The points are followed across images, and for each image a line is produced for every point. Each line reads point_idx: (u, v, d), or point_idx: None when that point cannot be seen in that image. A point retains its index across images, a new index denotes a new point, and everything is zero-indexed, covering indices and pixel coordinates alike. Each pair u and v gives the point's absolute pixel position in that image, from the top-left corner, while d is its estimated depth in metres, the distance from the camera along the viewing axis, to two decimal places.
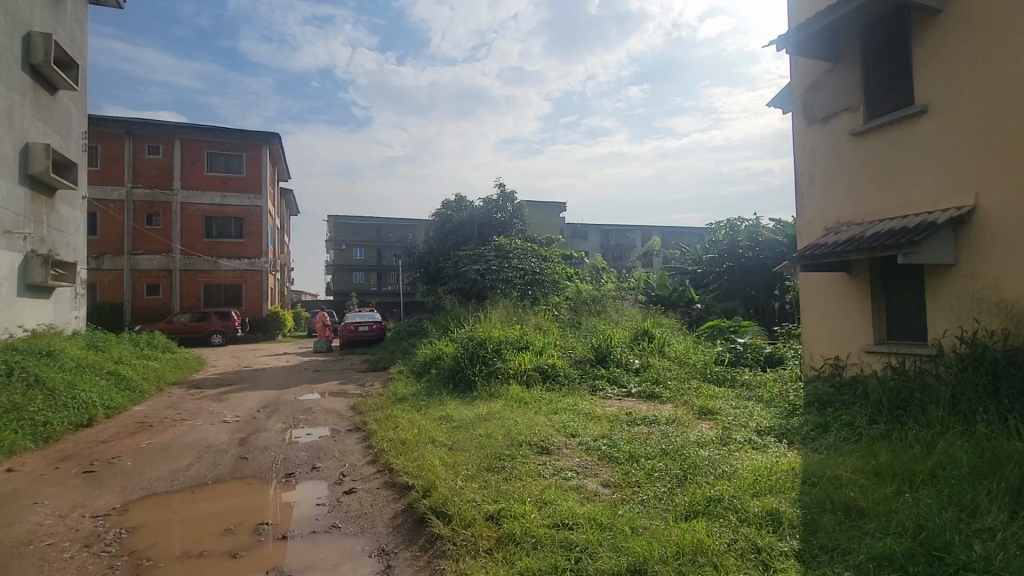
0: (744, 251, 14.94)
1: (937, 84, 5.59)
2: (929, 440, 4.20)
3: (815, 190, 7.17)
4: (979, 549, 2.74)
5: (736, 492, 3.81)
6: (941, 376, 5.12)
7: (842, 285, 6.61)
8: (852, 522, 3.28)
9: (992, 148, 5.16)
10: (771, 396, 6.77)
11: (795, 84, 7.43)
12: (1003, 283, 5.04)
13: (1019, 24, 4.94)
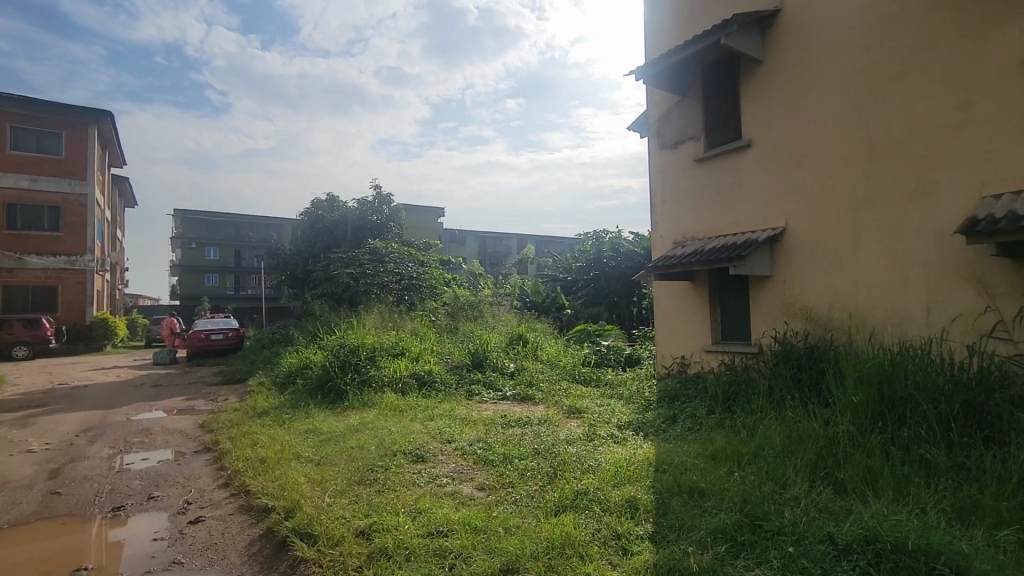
0: (608, 260, 16.21)
1: (760, 123, 6.64)
2: (752, 425, 4.93)
3: (665, 208, 7.99)
4: (788, 515, 3.28)
5: (599, 484, 4.12)
6: (760, 370, 6.04)
7: (687, 292, 7.49)
8: (694, 502, 3.73)
9: (797, 180, 6.26)
10: (629, 393, 7.43)
11: (649, 112, 8.26)
12: (805, 292, 6.13)
13: (817, 82, 6.09)
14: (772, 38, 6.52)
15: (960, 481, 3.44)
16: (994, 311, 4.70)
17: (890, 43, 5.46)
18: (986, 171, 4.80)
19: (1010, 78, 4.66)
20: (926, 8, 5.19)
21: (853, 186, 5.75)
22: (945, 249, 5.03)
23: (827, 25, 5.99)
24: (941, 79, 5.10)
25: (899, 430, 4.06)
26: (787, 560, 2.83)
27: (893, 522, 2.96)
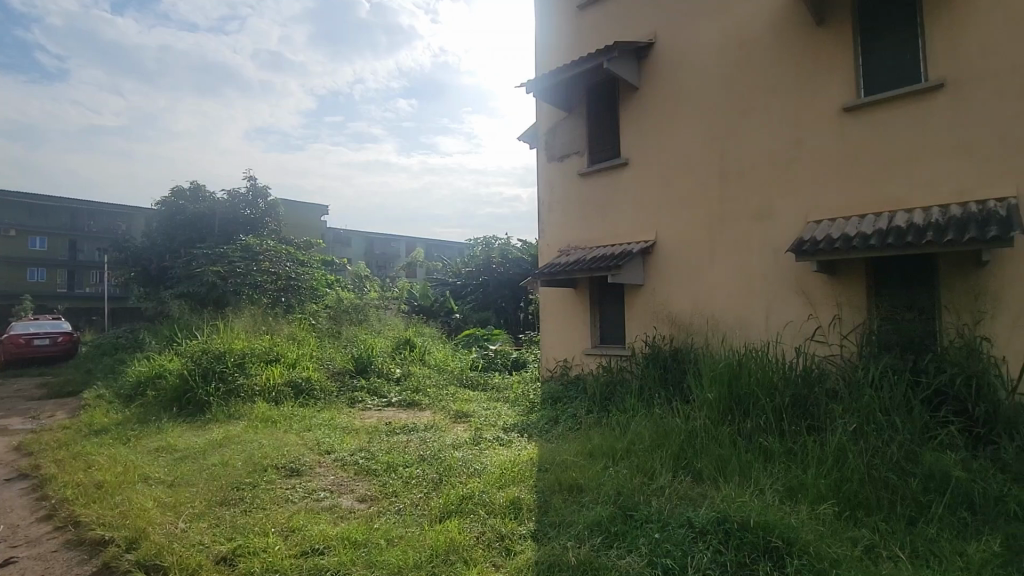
0: (497, 266, 16.49)
1: (637, 144, 7.21)
2: (625, 422, 5.31)
3: (551, 218, 8.28)
4: (655, 504, 3.58)
5: (485, 487, 4.17)
6: (633, 371, 6.53)
7: (570, 298, 7.86)
8: (573, 498, 3.92)
9: (667, 199, 6.89)
10: (515, 396, 7.60)
11: (538, 124, 8.54)
12: (671, 300, 6.76)
13: (683, 110, 6.77)
14: (647, 67, 7.13)
15: (789, 462, 4.01)
16: (816, 318, 5.57)
17: (742, 83, 6.26)
18: (812, 200, 5.69)
19: (830, 122, 5.58)
20: (770, 56, 6.03)
21: (711, 206, 6.47)
22: (781, 264, 5.85)
23: (692, 61, 6.70)
24: (780, 118, 5.95)
25: (744, 421, 4.64)
26: (654, 546, 3.08)
27: (739, 503, 3.36)
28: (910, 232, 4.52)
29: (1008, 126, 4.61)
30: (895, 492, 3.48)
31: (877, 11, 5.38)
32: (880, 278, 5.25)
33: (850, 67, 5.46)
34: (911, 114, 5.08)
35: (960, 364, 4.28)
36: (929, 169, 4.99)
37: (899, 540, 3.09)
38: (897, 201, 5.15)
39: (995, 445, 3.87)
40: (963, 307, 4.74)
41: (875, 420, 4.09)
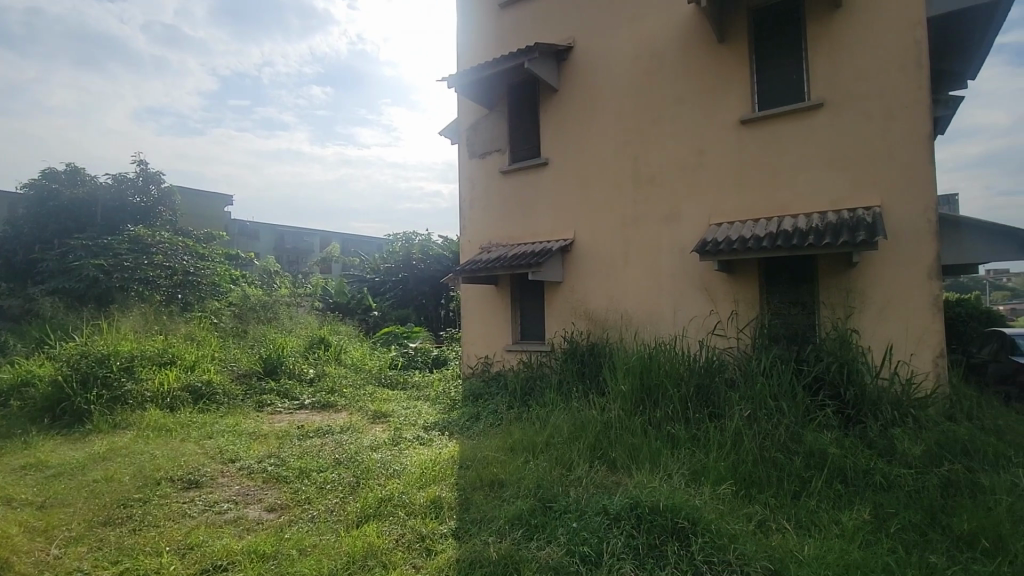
0: (417, 263, 16.18)
1: (556, 144, 7.38)
2: (545, 416, 5.43)
3: (473, 214, 8.26)
4: (573, 494, 3.69)
5: (405, 488, 4.09)
6: (552, 366, 6.69)
7: (491, 295, 7.90)
8: (494, 493, 3.96)
9: (584, 199, 7.12)
10: (436, 394, 7.51)
11: (459, 120, 8.47)
12: (589, 297, 7.00)
13: (600, 114, 7.03)
14: (566, 70, 7.32)
15: (693, 447, 4.31)
16: (717, 313, 6.03)
17: (653, 91, 6.61)
18: (714, 203, 6.14)
19: (729, 132, 6.05)
20: (677, 67, 6.42)
21: (625, 206, 6.78)
22: (687, 263, 6.26)
23: (608, 67, 6.97)
24: (686, 126, 6.35)
25: (654, 410, 4.92)
26: (572, 535, 3.19)
27: (650, 489, 3.55)
28: (796, 235, 5.01)
29: (873, 144, 5.25)
30: (783, 470, 3.86)
31: (769, 33, 5.91)
32: (771, 276, 5.77)
33: (747, 82, 5.94)
34: (797, 128, 5.63)
35: (835, 353, 4.82)
36: (811, 179, 5.56)
37: (786, 513, 3.43)
38: (785, 207, 5.70)
39: (862, 424, 4.40)
40: (838, 302, 5.33)
41: (766, 406, 4.50)
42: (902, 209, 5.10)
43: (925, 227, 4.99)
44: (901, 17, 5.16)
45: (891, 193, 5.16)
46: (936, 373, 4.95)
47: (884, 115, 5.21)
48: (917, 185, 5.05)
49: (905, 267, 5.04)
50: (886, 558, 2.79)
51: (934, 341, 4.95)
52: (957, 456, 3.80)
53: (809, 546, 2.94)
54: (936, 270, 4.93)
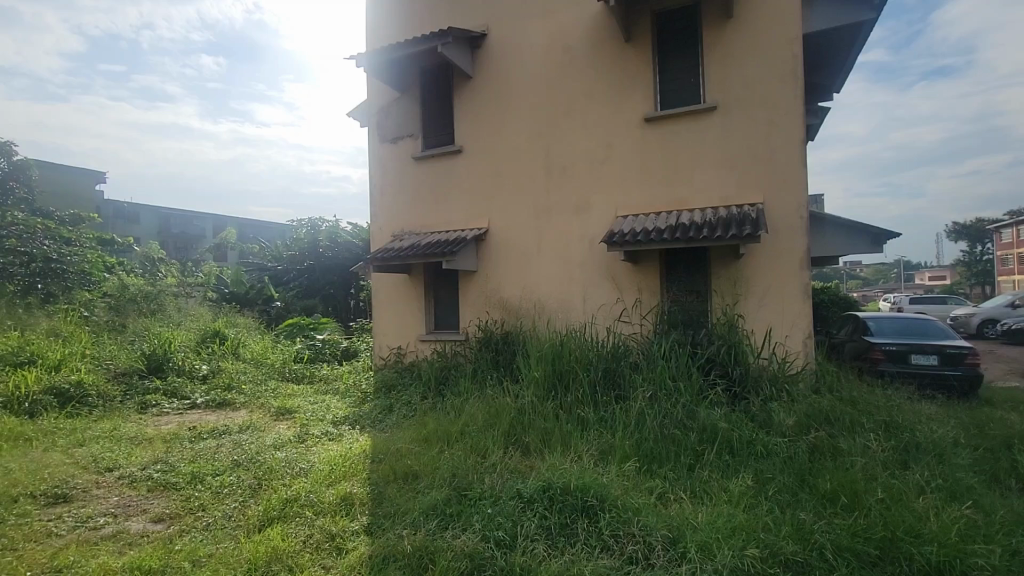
0: (324, 251, 15.36)
1: (470, 132, 7.33)
2: (459, 405, 5.43)
3: (384, 201, 7.98)
4: (488, 481, 3.74)
5: (312, 486, 3.90)
6: (465, 355, 6.69)
7: (403, 284, 7.71)
8: (408, 485, 3.90)
9: (498, 189, 7.15)
10: (345, 387, 7.23)
11: (368, 102, 8.11)
12: (502, 286, 7.07)
13: (513, 105, 7.07)
14: (480, 57, 7.27)
15: (601, 428, 4.54)
16: (622, 301, 6.35)
17: (564, 85, 6.76)
18: (620, 197, 6.43)
19: (634, 129, 6.35)
20: (586, 63, 6.62)
21: (537, 197, 6.90)
22: (596, 253, 6.52)
23: (521, 58, 7.02)
24: (595, 121, 6.58)
25: (565, 395, 5.10)
26: (486, 521, 3.23)
27: (561, 470, 3.68)
28: (692, 228, 5.39)
29: (758, 146, 5.77)
30: (680, 445, 4.17)
31: (669, 36, 6.27)
32: (670, 266, 6.19)
33: (650, 82, 6.27)
34: (694, 129, 6.04)
35: (724, 336, 5.28)
36: (706, 177, 6.00)
37: (683, 484, 3.72)
38: (684, 202, 6.11)
39: (746, 399, 4.88)
40: (726, 290, 5.84)
41: (665, 386, 4.84)
42: (781, 206, 5.66)
43: (798, 222, 5.59)
44: (781, 30, 5.70)
45: (773, 192, 5.71)
46: (806, 351, 5.59)
47: (767, 120, 5.74)
48: (793, 185, 5.63)
49: (782, 258, 5.62)
50: (766, 519, 3.13)
51: (804, 324, 5.59)
52: (821, 424, 4.34)
53: (703, 513, 3.22)
54: (806, 261, 5.55)
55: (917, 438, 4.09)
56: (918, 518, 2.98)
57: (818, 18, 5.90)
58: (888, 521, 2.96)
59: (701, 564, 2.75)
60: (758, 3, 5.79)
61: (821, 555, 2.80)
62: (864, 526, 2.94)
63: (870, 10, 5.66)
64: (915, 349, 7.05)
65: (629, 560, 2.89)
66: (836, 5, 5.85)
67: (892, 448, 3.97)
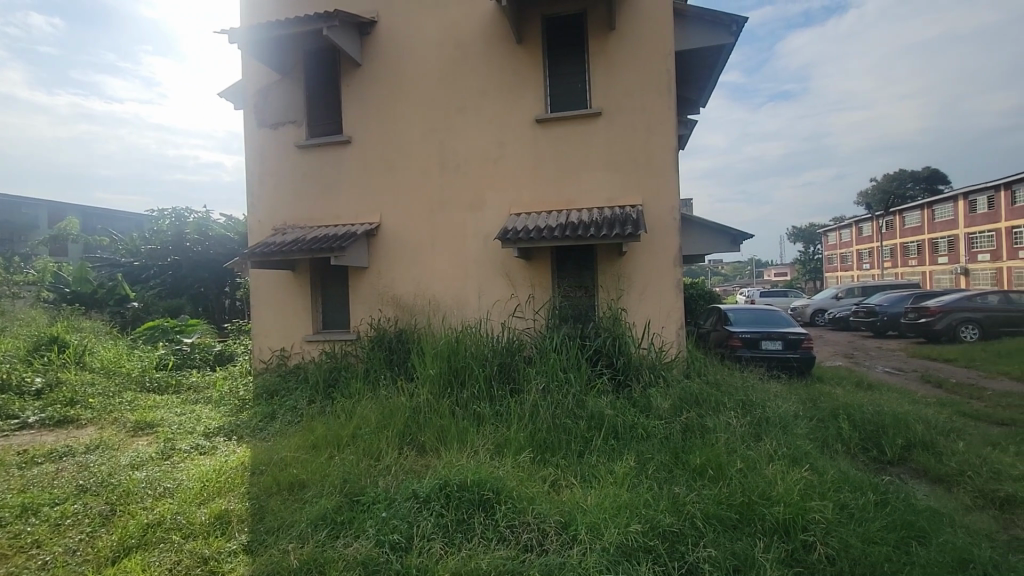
0: (192, 245, 13.77)
1: (359, 122, 7.03)
2: (350, 407, 5.20)
3: (264, 191, 7.37)
4: (382, 484, 3.63)
5: (179, 507, 3.49)
6: (357, 355, 6.42)
7: (287, 281, 7.19)
8: (294, 496, 3.66)
9: (390, 182, 6.94)
10: (219, 395, 6.57)
11: (244, 82, 7.42)
12: (395, 283, 6.88)
13: (405, 97, 6.89)
14: (370, 45, 6.99)
15: (496, 422, 4.61)
16: (516, 297, 6.50)
17: (457, 80, 6.74)
18: (513, 194, 6.57)
19: (526, 129, 6.52)
20: (480, 60, 6.65)
21: (431, 192, 6.81)
22: (490, 249, 6.60)
23: (413, 50, 6.86)
24: (488, 119, 6.64)
25: (461, 391, 5.11)
26: (381, 525, 3.13)
27: (457, 467, 3.68)
28: (581, 227, 5.66)
29: (638, 152, 6.21)
30: (570, 433, 4.38)
31: (558, 41, 6.54)
32: (560, 262, 6.46)
33: (541, 84, 6.47)
34: (582, 132, 6.35)
35: (610, 329, 5.63)
36: (592, 178, 6.34)
37: (573, 470, 3.91)
38: (573, 201, 6.40)
39: (629, 386, 5.25)
40: (611, 286, 6.23)
41: (556, 378, 5.05)
42: (657, 208, 6.14)
43: (672, 223, 6.11)
44: (656, 45, 6.16)
45: (650, 194, 6.18)
46: (679, 341, 6.15)
47: (645, 128, 6.20)
48: (667, 189, 6.14)
49: (658, 256, 6.11)
50: (646, 495, 3.39)
51: (677, 316, 6.14)
52: (692, 405, 4.80)
53: (591, 496, 3.41)
54: (678, 259, 6.08)
55: (768, 413, 4.69)
56: (769, 482, 3.42)
57: (687, 38, 6.49)
58: (746, 488, 3.35)
59: (590, 544, 2.92)
60: (636, 18, 6.21)
61: (693, 523, 3.10)
62: (726, 495, 3.30)
63: (730, 35, 6.36)
64: (765, 335, 8.09)
65: (525, 548, 2.98)
66: (703, 29, 6.47)
67: (748, 423, 4.52)
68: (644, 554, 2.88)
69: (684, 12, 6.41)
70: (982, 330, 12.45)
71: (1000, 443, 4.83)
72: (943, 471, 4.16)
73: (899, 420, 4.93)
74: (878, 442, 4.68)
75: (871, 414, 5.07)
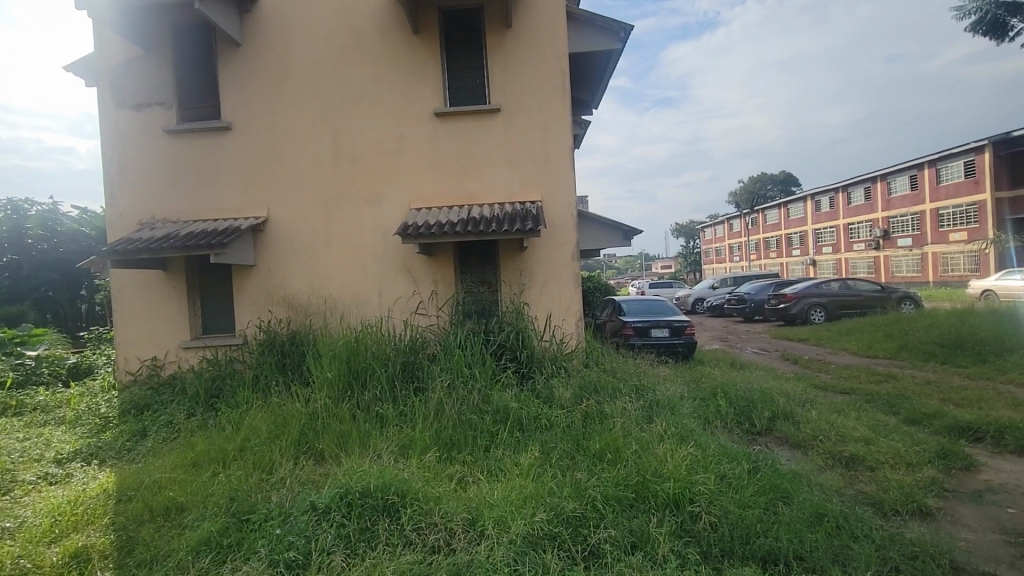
0: (34, 243, 11.85)
1: (240, 108, 6.44)
2: (238, 417, 4.79)
3: (125, 181, 6.49)
4: (275, 500, 3.37)
5: (22, 549, 2.97)
6: (244, 360, 5.91)
7: (158, 282, 6.42)
8: (171, 523, 3.29)
9: (278, 174, 6.45)
10: (74, 414, 5.70)
11: (96, 56, 6.46)
12: (286, 282, 6.41)
13: (294, 83, 6.43)
14: (250, 24, 6.43)
15: (400, 423, 4.49)
16: (419, 293, 6.37)
17: (351, 69, 6.42)
18: (413, 189, 6.41)
19: (425, 123, 6.39)
20: (375, 49, 6.39)
21: (325, 186, 6.44)
22: (391, 246, 6.39)
23: (302, 33, 6.42)
24: (386, 111, 6.41)
25: (362, 394, 4.91)
26: (275, 544, 2.92)
27: (359, 473, 3.53)
28: (483, 223, 5.65)
29: (537, 149, 6.35)
30: (476, 429, 4.39)
31: (456, 34, 6.48)
32: (462, 258, 6.44)
33: (440, 78, 6.37)
34: (482, 128, 6.36)
35: (513, 323, 5.70)
36: (494, 174, 6.38)
37: (480, 466, 3.92)
38: (474, 197, 6.39)
39: (533, 378, 5.38)
40: (513, 280, 6.33)
41: (461, 374, 5.03)
42: (556, 204, 6.33)
43: (569, 219, 6.33)
44: (552, 46, 6.32)
45: (548, 191, 6.36)
46: (578, 332, 6.40)
47: (542, 126, 6.35)
48: (565, 186, 6.34)
49: (558, 251, 6.30)
50: (550, 484, 3.49)
51: (576, 309, 6.38)
52: (592, 393, 5.03)
53: (498, 490, 3.44)
54: (576, 254, 6.31)
55: (658, 396, 5.05)
56: (660, 461, 3.68)
57: (580, 42, 6.75)
58: (641, 468, 3.58)
59: (497, 538, 2.95)
60: (531, 17, 6.33)
61: (593, 506, 3.25)
62: (623, 476, 3.50)
63: (618, 42, 6.72)
64: (654, 324, 8.69)
65: (432, 549, 2.94)
66: (594, 33, 6.76)
67: (642, 406, 4.83)
68: (549, 542, 2.98)
69: (576, 15, 6.66)
70: (827, 312, 14.44)
71: (843, 409, 5.64)
72: (800, 437, 4.77)
73: (765, 395, 5.56)
74: (749, 416, 5.25)
75: (743, 391, 5.68)
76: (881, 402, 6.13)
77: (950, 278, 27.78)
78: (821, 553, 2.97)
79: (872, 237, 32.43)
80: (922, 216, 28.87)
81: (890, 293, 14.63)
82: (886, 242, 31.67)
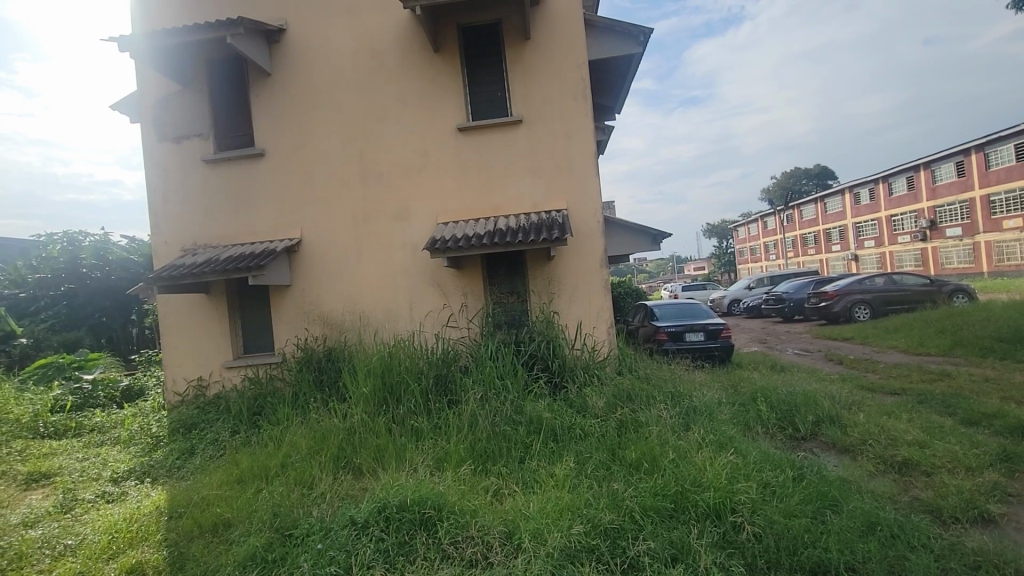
0: (88, 272, 12.51)
1: (273, 135, 6.70)
2: (279, 434, 4.92)
3: (169, 210, 6.81)
4: (316, 516, 3.44)
5: (83, 565, 3.14)
6: (283, 378, 6.06)
7: (201, 306, 6.69)
8: (219, 539, 3.40)
9: (311, 195, 6.65)
10: (128, 434, 5.96)
11: (143, 93, 6.85)
12: (322, 300, 6.58)
13: (323, 107, 6.65)
14: (278, 54, 6.68)
15: (434, 436, 4.52)
16: (449, 307, 6.45)
17: (376, 90, 6.59)
18: (440, 204, 6.52)
19: (449, 139, 6.50)
20: (399, 71, 6.55)
21: (355, 204, 6.60)
22: (420, 260, 6.50)
23: (327, 61, 6.64)
24: (411, 128, 6.55)
25: (397, 408, 4.97)
26: (317, 559, 2.97)
27: (395, 488, 3.54)
28: (508, 234, 5.68)
29: (560, 158, 6.36)
30: (510, 440, 4.38)
31: (475, 51, 6.58)
32: (490, 270, 6.46)
33: (462, 94, 6.48)
34: (505, 140, 6.42)
35: (543, 333, 5.69)
36: (518, 185, 6.42)
37: (515, 478, 3.92)
38: (499, 208, 6.45)
39: (565, 387, 5.34)
40: (542, 290, 6.33)
41: (494, 386, 5.05)
42: (582, 211, 6.31)
43: (595, 225, 6.29)
44: (570, 56, 6.34)
45: (573, 199, 6.35)
46: (609, 339, 6.33)
47: (565, 135, 6.36)
48: (590, 192, 6.32)
49: (585, 257, 6.27)
50: (587, 496, 3.44)
51: (606, 316, 6.32)
52: (625, 401, 4.95)
53: (534, 502, 3.42)
54: (604, 261, 6.26)
55: (695, 403, 4.92)
56: (699, 470, 3.58)
57: (600, 48, 6.75)
58: (678, 478, 3.49)
59: (534, 551, 2.93)
60: (550, 29, 6.37)
61: (631, 517, 3.19)
62: (662, 486, 3.42)
63: (638, 46, 6.69)
64: (688, 329, 8.50)
65: (469, 563, 2.94)
66: (613, 38, 6.75)
67: (678, 413, 4.73)
68: (587, 555, 2.94)
69: (594, 23, 6.67)
70: (871, 309, 13.87)
71: (894, 411, 5.38)
72: (848, 442, 4.58)
73: (809, 398, 5.36)
74: (792, 420, 5.07)
75: (785, 394, 5.48)
76: (935, 402, 5.82)
77: (1006, 268, 26.30)
78: (875, 564, 2.83)
79: (917, 229, 31.01)
80: (971, 204, 27.47)
81: (940, 286, 13.92)
82: (933, 233, 30.23)
